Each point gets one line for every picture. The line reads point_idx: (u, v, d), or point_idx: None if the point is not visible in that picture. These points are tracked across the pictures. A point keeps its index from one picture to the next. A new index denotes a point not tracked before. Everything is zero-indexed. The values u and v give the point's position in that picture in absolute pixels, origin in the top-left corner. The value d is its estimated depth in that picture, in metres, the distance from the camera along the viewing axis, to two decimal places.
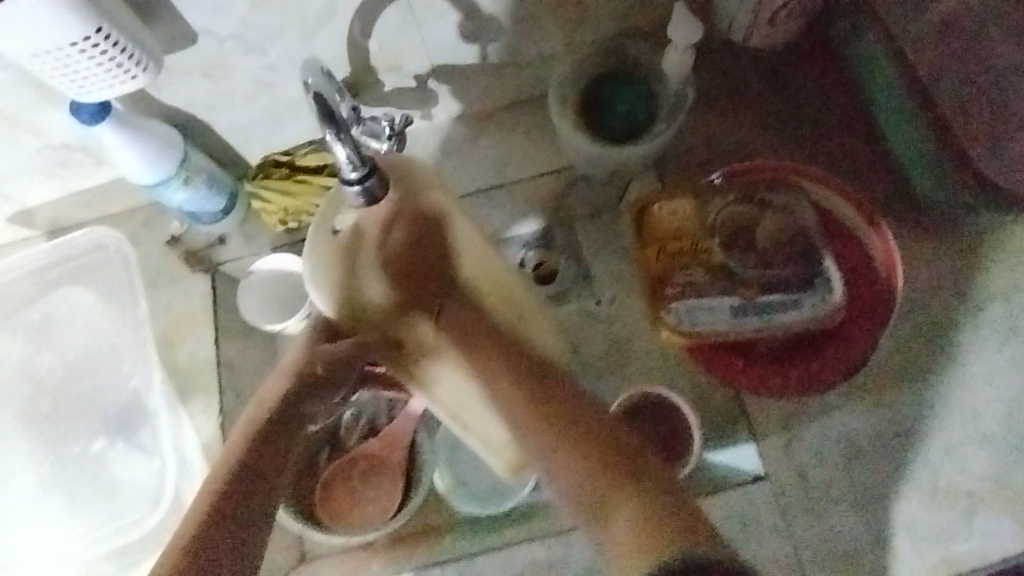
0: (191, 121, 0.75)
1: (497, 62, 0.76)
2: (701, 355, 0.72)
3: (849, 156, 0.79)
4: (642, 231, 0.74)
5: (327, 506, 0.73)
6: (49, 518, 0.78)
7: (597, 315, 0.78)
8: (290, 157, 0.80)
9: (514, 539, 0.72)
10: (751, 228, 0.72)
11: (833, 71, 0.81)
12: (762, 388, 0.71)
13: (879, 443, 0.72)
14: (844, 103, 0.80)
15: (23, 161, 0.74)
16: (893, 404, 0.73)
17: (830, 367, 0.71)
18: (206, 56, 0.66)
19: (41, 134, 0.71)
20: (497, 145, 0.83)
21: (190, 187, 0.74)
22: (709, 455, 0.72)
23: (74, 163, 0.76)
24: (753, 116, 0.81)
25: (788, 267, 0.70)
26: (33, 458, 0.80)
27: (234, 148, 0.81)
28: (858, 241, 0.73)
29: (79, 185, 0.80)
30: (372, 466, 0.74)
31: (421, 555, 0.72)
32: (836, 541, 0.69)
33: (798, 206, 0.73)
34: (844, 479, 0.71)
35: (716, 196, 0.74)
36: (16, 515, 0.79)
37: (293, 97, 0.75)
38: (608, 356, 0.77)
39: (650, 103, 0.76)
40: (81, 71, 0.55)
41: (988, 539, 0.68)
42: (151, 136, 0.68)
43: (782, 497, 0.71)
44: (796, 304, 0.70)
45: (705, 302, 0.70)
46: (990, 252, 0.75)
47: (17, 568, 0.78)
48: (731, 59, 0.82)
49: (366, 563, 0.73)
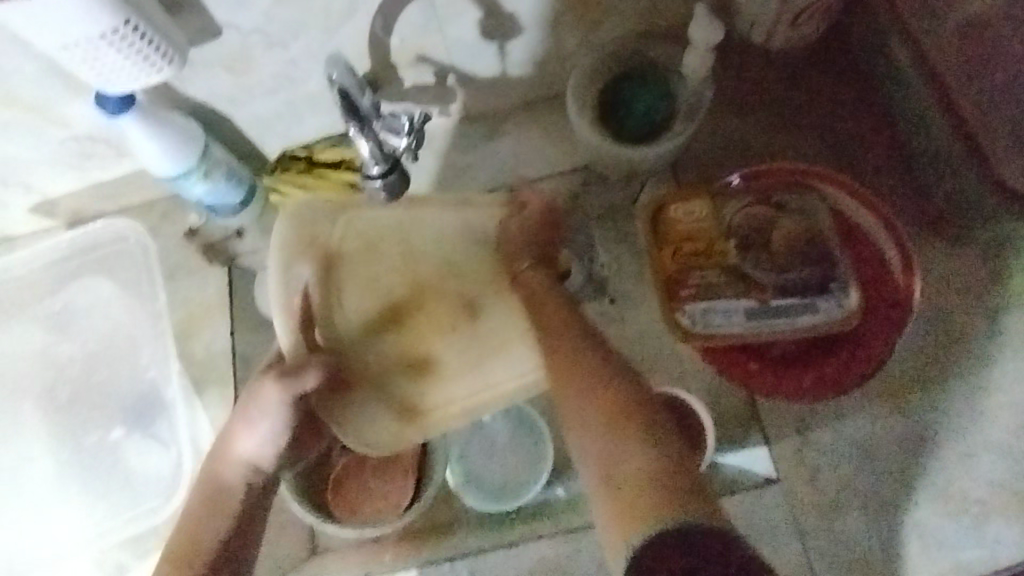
0: (212, 114, 0.76)
1: (516, 60, 0.76)
2: (716, 357, 0.71)
3: (868, 160, 0.78)
4: (657, 231, 0.73)
5: (341, 499, 0.73)
6: (67, 504, 0.80)
7: (609, 315, 0.78)
8: (308, 152, 0.81)
9: (523, 535, 0.72)
10: (767, 231, 0.72)
11: (853, 74, 0.80)
12: (778, 390, 0.71)
13: (892, 448, 0.71)
14: (864, 106, 0.79)
15: (47, 152, 0.75)
16: (910, 409, 0.72)
17: (845, 372, 0.71)
18: (230, 49, 0.67)
19: (66, 125, 0.72)
20: (514, 143, 0.83)
21: (209, 180, 0.74)
22: (720, 458, 0.72)
23: (98, 154, 0.77)
24: (773, 118, 0.80)
25: (805, 270, 0.70)
26: (53, 444, 0.81)
27: (254, 142, 0.82)
28: (874, 247, 0.73)
29: (100, 177, 0.81)
30: (385, 461, 0.73)
31: (431, 551, 0.73)
32: (847, 545, 0.69)
33: (815, 211, 0.72)
34: (858, 484, 0.71)
35: (732, 198, 0.73)
36: (35, 500, 0.80)
37: (313, 92, 0.75)
38: (621, 356, 0.77)
39: (668, 103, 0.76)
40: (109, 64, 0.57)
41: (1001, 547, 0.68)
42: (174, 128, 0.69)
43: (795, 500, 0.70)
44: (812, 307, 0.69)
45: (719, 304, 0.70)
46: (1012, 259, 0.74)
47: (36, 552, 0.79)
48: (750, 60, 0.81)
49: (379, 556, 0.73)
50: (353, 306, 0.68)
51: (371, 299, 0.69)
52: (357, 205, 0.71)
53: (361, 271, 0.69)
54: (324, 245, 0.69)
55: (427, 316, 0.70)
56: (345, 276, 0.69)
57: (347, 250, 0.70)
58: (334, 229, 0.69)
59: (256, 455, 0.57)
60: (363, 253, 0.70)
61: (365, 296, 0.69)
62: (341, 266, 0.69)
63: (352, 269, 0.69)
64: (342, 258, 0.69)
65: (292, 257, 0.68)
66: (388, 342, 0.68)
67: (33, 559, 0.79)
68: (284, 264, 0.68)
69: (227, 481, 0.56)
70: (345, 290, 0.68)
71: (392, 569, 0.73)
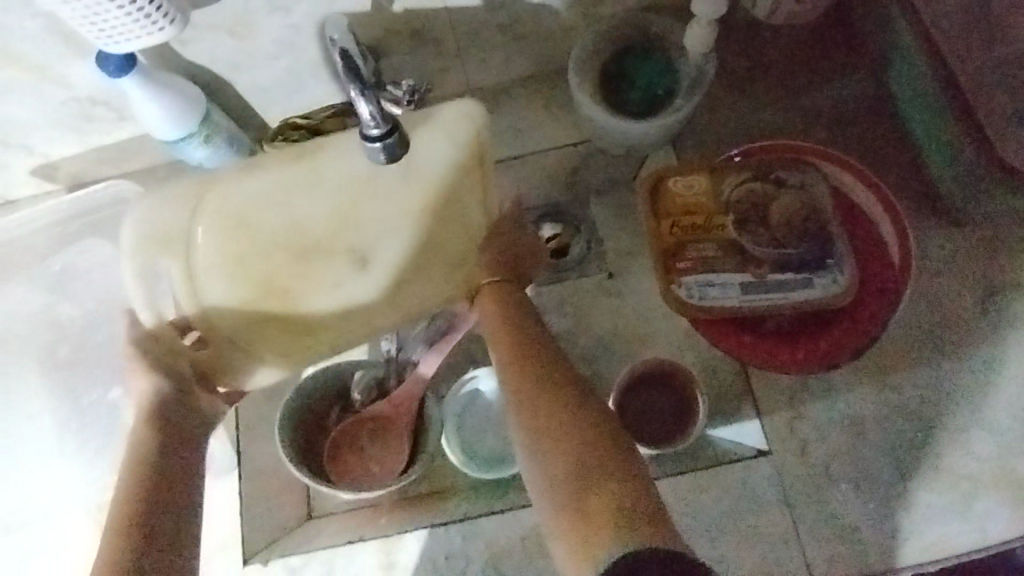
0: (214, 79, 0.76)
1: (520, 31, 0.76)
2: (710, 328, 0.72)
3: (867, 138, 0.79)
4: (656, 204, 0.73)
5: (337, 465, 0.74)
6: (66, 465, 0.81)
7: (608, 289, 0.78)
8: (309, 121, 0.80)
9: (516, 501, 0.73)
10: (764, 206, 0.72)
11: (855, 53, 0.80)
12: (771, 363, 0.71)
13: (883, 422, 0.72)
14: (863, 84, 0.80)
15: (49, 114, 0.75)
16: (901, 386, 0.73)
17: (837, 346, 0.72)
18: (232, 12, 0.67)
19: (67, 87, 0.72)
20: (514, 116, 0.83)
21: (210, 145, 0.75)
22: (711, 431, 0.73)
23: (98, 118, 0.77)
24: (774, 96, 0.80)
25: (802, 246, 0.71)
26: (55, 404, 0.82)
27: (255, 109, 0.82)
28: (870, 224, 0.74)
29: (100, 141, 0.81)
30: (381, 427, 0.74)
31: (426, 514, 0.73)
32: (836, 517, 0.70)
33: (813, 186, 0.73)
34: (848, 457, 0.71)
35: (732, 172, 0.73)
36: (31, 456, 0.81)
37: (315, 59, 0.75)
38: (617, 329, 0.77)
39: (671, 78, 0.76)
40: (110, 20, 0.56)
41: (987, 521, 0.69)
42: (174, 91, 0.69)
43: (785, 475, 0.71)
44: (807, 283, 0.70)
45: (716, 277, 0.71)
46: (1006, 240, 0.75)
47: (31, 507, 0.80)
48: (753, 37, 0.81)
49: (374, 519, 0.74)
50: (215, 279, 0.65)
51: (243, 277, 0.66)
52: (213, 179, 0.63)
53: (219, 256, 0.65)
54: (185, 237, 0.64)
55: (297, 273, 0.67)
56: (210, 258, 0.65)
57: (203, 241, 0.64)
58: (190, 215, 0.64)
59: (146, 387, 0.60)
60: (227, 237, 0.65)
61: (231, 274, 0.66)
62: (202, 247, 0.64)
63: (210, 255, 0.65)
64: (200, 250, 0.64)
65: (150, 254, 0.63)
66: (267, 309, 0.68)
67: (29, 514, 0.80)
68: (142, 259, 0.63)
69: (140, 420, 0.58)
70: (215, 276, 0.65)
71: (387, 533, 0.73)
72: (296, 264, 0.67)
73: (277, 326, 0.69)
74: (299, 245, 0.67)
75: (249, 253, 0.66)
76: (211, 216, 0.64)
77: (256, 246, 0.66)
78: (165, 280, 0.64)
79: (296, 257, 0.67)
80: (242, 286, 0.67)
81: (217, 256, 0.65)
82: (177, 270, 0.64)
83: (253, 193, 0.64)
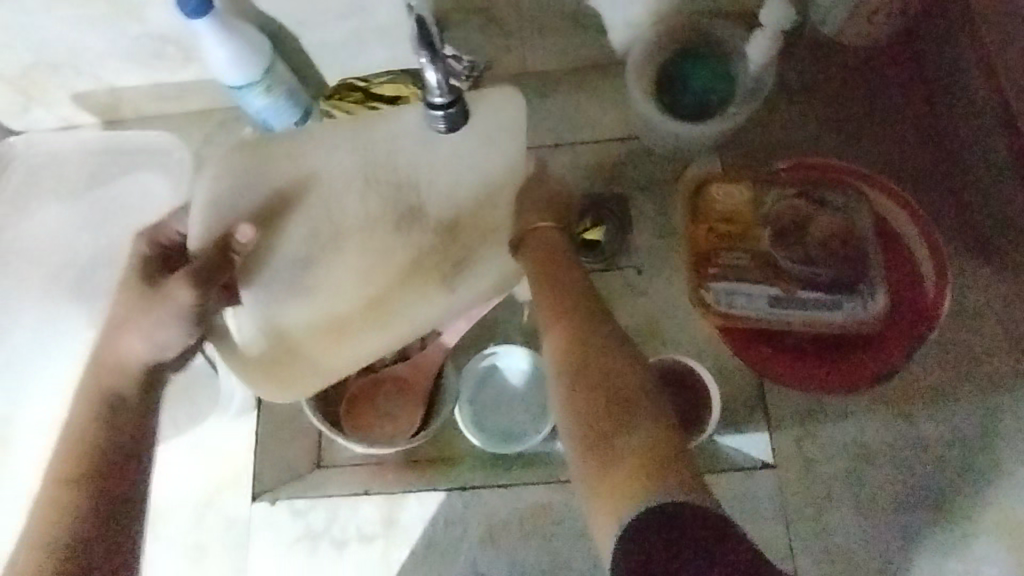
0: (283, 33, 0.78)
1: (585, 18, 0.76)
2: (732, 336, 0.73)
3: (914, 167, 0.78)
4: (694, 208, 0.74)
5: (352, 418, 0.77)
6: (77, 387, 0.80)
7: (636, 287, 0.80)
8: (367, 84, 0.82)
9: (518, 480, 0.74)
10: (804, 223, 0.73)
11: (917, 79, 0.79)
12: (786, 379, 0.73)
13: (895, 457, 0.70)
14: (918, 109, 0.79)
15: (120, 46, 0.77)
16: (916, 417, 0.71)
17: (857, 369, 0.72)
18: None
19: (141, 22, 0.73)
20: (568, 103, 0.84)
21: (270, 95, 0.76)
22: (717, 437, 0.75)
23: (166, 56, 0.79)
24: (823, 114, 0.81)
25: (834, 268, 0.71)
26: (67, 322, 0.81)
27: (318, 67, 0.84)
28: (908, 258, 0.74)
29: (164, 79, 0.83)
30: (397, 388, 0.77)
31: (427, 479, 0.76)
32: (834, 540, 0.69)
33: (853, 208, 0.73)
34: (849, 483, 0.70)
35: (774, 187, 0.74)
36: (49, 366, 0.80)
37: (383, 24, 0.77)
38: (643, 326, 0.79)
39: (728, 84, 0.76)
40: None
41: None
42: (242, 39, 0.71)
43: (787, 487, 0.73)
44: (835, 305, 0.70)
45: (744, 287, 0.71)
46: None
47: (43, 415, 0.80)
48: (812, 54, 0.82)
49: (379, 475, 0.77)
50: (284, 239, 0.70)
51: (312, 230, 0.71)
52: (298, 148, 0.71)
53: (297, 257, 0.70)
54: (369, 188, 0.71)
55: (357, 245, 0.71)
56: (301, 216, 0.70)
57: (294, 221, 0.70)
58: (280, 179, 0.70)
59: (155, 341, 0.56)
60: (308, 219, 0.70)
61: (292, 270, 0.70)
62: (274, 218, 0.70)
63: (287, 253, 0.70)
64: (288, 234, 0.70)
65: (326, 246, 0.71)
66: (297, 251, 0.70)
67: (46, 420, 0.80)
68: (331, 240, 0.71)
69: (124, 374, 0.54)
70: (343, 249, 0.71)
71: (389, 491, 0.76)
72: (350, 241, 0.71)
73: (330, 252, 0.71)
74: (368, 219, 0.71)
75: (322, 225, 0.71)
76: (367, 190, 0.71)
77: (328, 218, 0.71)
78: (344, 241, 0.71)
79: (355, 242, 0.71)
80: (293, 247, 0.70)
81: (289, 252, 0.70)
82: (354, 242, 0.71)
83: (342, 185, 0.71)
